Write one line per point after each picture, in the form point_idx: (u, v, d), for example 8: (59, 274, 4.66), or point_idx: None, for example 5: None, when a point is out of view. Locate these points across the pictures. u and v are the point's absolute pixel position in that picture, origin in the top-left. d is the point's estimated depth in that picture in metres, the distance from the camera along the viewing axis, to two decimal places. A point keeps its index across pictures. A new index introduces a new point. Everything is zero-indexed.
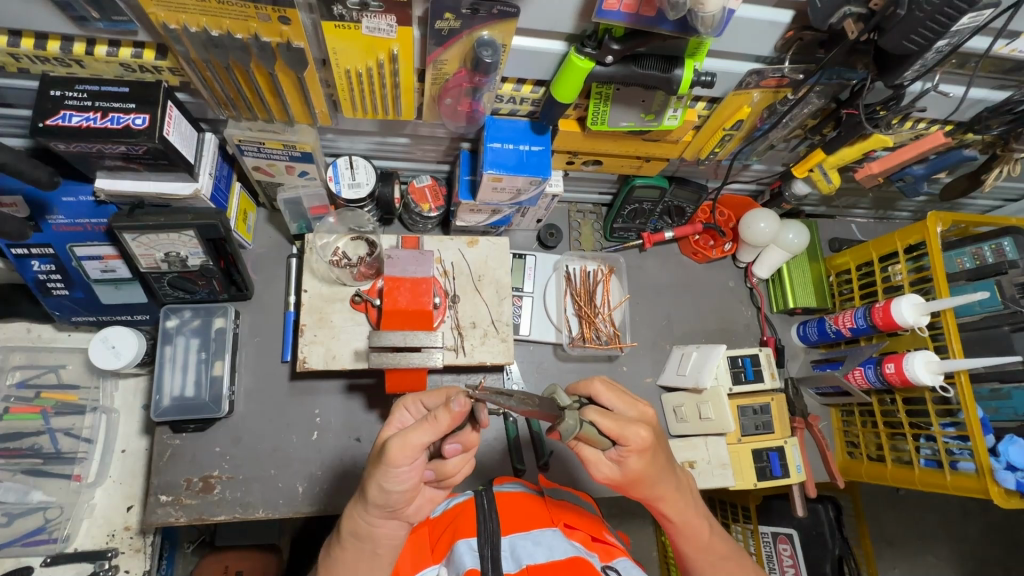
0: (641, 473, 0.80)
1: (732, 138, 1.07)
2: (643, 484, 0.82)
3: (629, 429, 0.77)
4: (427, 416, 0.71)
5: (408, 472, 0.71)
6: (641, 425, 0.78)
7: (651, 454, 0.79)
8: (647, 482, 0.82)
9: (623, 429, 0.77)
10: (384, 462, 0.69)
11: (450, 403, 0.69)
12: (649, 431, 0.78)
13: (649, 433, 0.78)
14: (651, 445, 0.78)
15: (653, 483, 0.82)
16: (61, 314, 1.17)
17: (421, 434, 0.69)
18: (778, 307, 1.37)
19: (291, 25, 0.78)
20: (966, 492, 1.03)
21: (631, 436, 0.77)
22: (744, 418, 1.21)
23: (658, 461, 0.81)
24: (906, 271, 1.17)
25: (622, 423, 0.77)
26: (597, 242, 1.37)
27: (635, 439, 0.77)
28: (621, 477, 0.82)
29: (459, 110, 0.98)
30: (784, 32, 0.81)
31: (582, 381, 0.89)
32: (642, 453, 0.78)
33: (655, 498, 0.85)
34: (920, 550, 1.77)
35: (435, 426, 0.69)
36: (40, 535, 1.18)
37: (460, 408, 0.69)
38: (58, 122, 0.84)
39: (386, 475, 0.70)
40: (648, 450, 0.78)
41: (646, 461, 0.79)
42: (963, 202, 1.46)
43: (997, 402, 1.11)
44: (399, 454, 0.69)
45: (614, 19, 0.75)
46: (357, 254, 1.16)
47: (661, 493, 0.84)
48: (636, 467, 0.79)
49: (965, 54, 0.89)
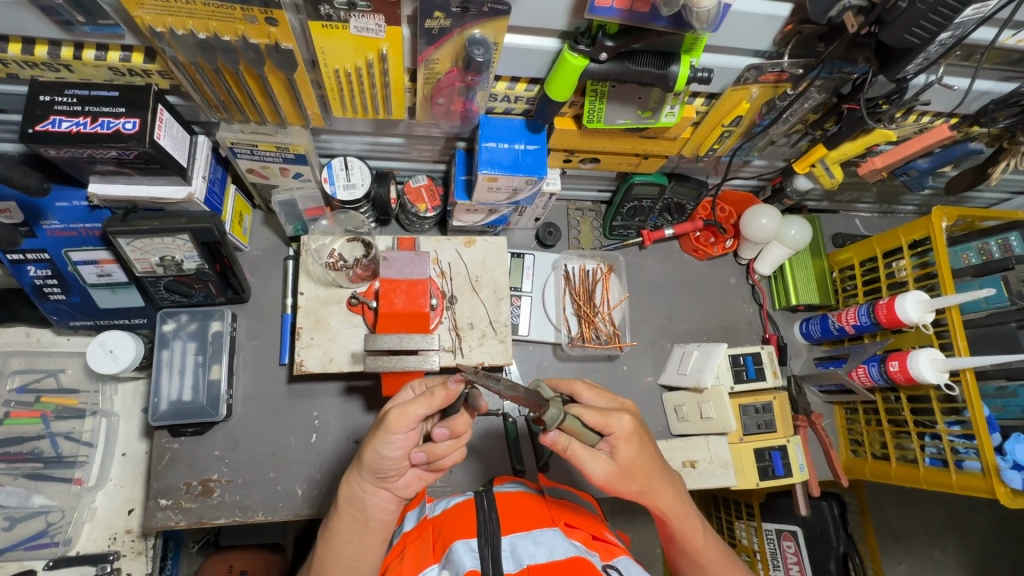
0: (633, 463, 0.81)
1: (731, 134, 1.05)
2: (637, 477, 0.82)
3: (613, 417, 0.80)
4: (423, 392, 0.76)
5: (403, 439, 0.75)
6: (622, 413, 0.82)
7: (638, 441, 0.81)
8: (640, 475, 0.83)
9: (607, 417, 0.80)
10: (384, 428, 0.74)
11: (447, 380, 0.74)
12: (632, 417, 0.81)
13: (632, 419, 0.81)
14: (635, 430, 0.81)
15: (647, 474, 0.83)
16: (59, 319, 1.16)
17: (418, 406, 0.73)
18: (780, 304, 1.36)
19: (279, 27, 0.77)
20: (972, 491, 1.01)
21: (616, 421, 0.80)
22: (745, 417, 1.19)
23: (647, 449, 0.83)
24: (910, 267, 1.14)
25: (605, 413, 0.81)
26: (596, 241, 1.36)
27: (620, 425, 0.80)
28: (616, 473, 0.81)
29: (452, 110, 0.96)
30: (783, 26, 0.79)
31: (565, 380, 0.92)
32: (630, 440, 0.81)
33: (649, 492, 0.84)
34: (926, 545, 1.75)
35: (430, 401, 0.73)
36: (42, 539, 1.19)
37: (458, 387, 0.74)
38: (48, 127, 0.83)
39: (383, 440, 0.74)
40: (635, 436, 0.81)
41: (636, 448, 0.81)
42: (969, 195, 1.44)
43: (1004, 400, 1.08)
44: (396, 423, 0.73)
45: (607, 16, 0.73)
46: (353, 256, 1.14)
47: (655, 485, 0.84)
48: (628, 455, 0.81)
49: (970, 46, 0.86)
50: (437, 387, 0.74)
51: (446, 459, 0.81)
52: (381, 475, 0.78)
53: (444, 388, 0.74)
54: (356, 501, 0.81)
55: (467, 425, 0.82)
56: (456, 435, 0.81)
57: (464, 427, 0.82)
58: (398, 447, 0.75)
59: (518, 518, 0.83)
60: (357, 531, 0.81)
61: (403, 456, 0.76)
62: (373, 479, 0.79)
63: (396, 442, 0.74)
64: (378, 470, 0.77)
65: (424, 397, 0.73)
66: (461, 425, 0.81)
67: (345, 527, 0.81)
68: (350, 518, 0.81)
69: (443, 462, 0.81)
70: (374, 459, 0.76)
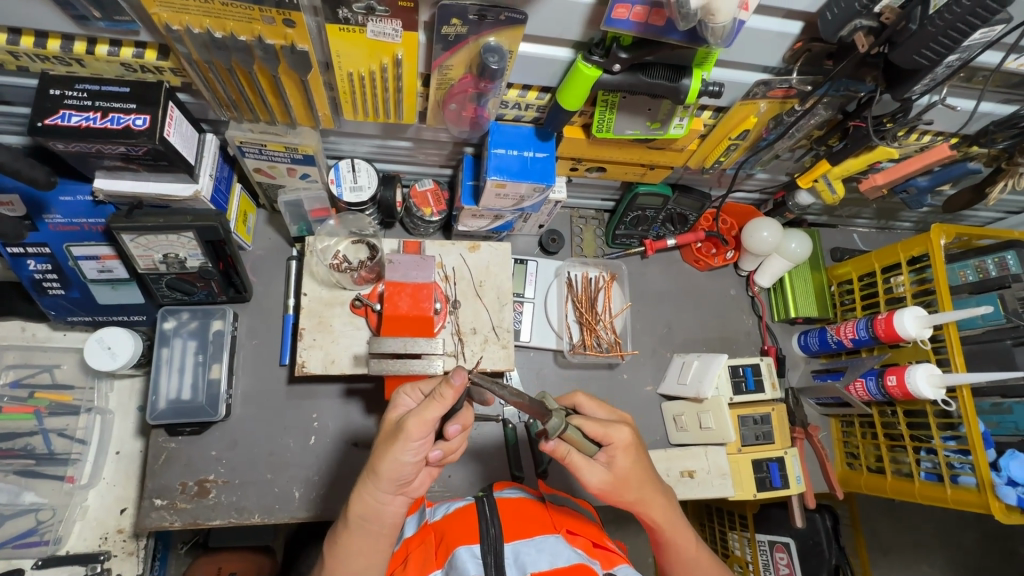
0: (628, 473, 0.82)
1: (737, 147, 1.06)
2: (631, 487, 0.83)
3: (612, 428, 0.82)
4: (432, 394, 0.75)
5: (420, 444, 0.75)
6: (620, 425, 0.83)
7: (636, 452, 0.83)
8: (635, 485, 0.83)
9: (607, 428, 0.81)
10: (403, 437, 0.74)
11: (451, 378, 0.73)
12: (630, 429, 0.83)
13: (631, 431, 0.83)
14: (633, 442, 0.83)
15: (641, 484, 0.84)
16: (57, 314, 1.15)
17: (433, 410, 0.73)
18: (779, 316, 1.37)
19: (296, 28, 0.77)
20: (966, 507, 1.02)
21: (615, 432, 0.81)
22: (744, 428, 1.20)
23: (642, 461, 0.84)
24: (908, 283, 1.16)
25: (605, 424, 0.82)
26: (599, 249, 1.36)
27: (619, 436, 0.82)
28: (611, 482, 0.82)
29: (463, 115, 0.97)
30: (793, 42, 0.81)
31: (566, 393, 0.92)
32: (628, 451, 0.82)
33: (642, 502, 0.85)
34: (915, 559, 1.77)
35: (442, 402, 0.73)
36: (31, 537, 1.17)
37: (463, 381, 0.73)
38: (57, 121, 0.83)
39: (403, 448, 0.74)
40: (633, 447, 0.83)
41: (633, 460, 0.83)
42: (965, 213, 1.46)
43: (998, 416, 1.10)
44: (414, 430, 0.73)
45: (623, 28, 0.74)
46: (358, 258, 1.14)
47: (649, 492, 0.85)
48: (625, 466, 0.82)
49: (975, 68, 0.88)
50: (442, 385, 0.73)
51: (456, 451, 0.83)
52: (401, 482, 0.78)
53: (448, 385, 0.73)
54: (368, 513, 0.79)
55: (472, 416, 0.82)
56: (465, 427, 0.81)
57: (470, 418, 0.82)
58: (416, 452, 0.75)
59: (520, 523, 0.83)
60: (369, 540, 0.80)
61: (421, 459, 0.77)
62: (392, 488, 0.78)
63: (415, 448, 0.75)
64: (397, 478, 0.77)
65: (434, 400, 0.73)
66: (468, 417, 0.81)
67: (357, 539, 0.79)
68: (360, 532, 0.79)
69: (454, 454, 0.84)
70: (394, 468, 0.75)
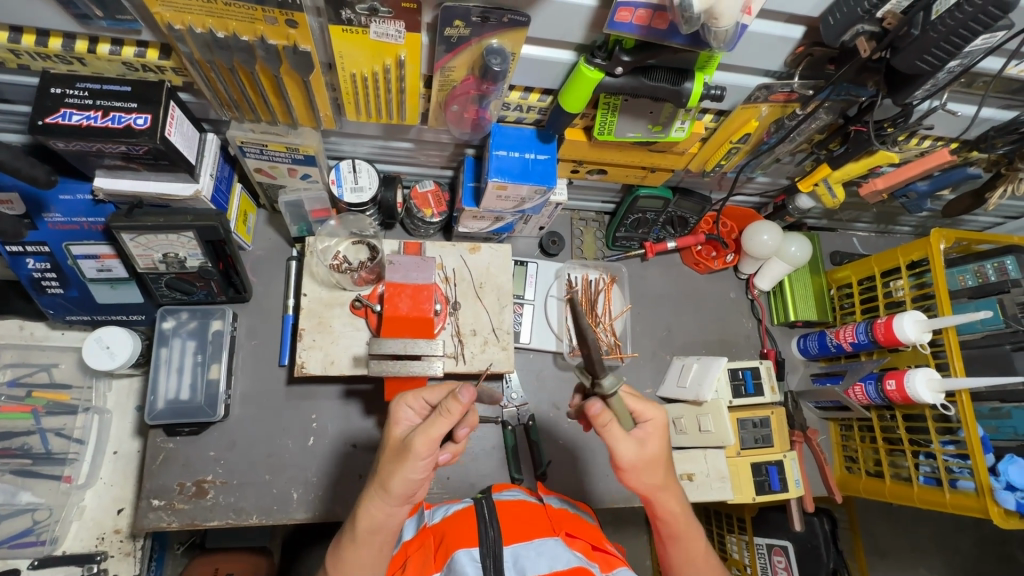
0: (656, 455, 0.83)
1: (738, 151, 1.06)
2: (655, 471, 0.84)
3: (650, 406, 0.85)
4: (438, 409, 0.75)
5: (427, 461, 0.75)
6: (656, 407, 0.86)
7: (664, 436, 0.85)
8: (660, 468, 0.84)
9: (645, 404, 0.84)
10: (410, 457, 0.74)
11: (459, 395, 0.74)
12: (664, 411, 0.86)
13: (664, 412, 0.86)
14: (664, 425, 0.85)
15: (664, 471, 0.85)
16: (55, 313, 1.14)
17: (439, 427, 0.73)
18: (778, 319, 1.37)
19: (299, 29, 0.77)
20: (964, 511, 1.03)
21: (652, 410, 0.84)
22: (743, 431, 1.20)
23: (667, 447, 0.86)
24: (908, 287, 1.16)
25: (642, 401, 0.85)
26: (599, 251, 1.36)
27: (656, 416, 0.84)
28: (639, 461, 0.82)
29: (465, 117, 0.97)
30: (795, 47, 0.81)
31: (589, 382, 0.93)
32: (660, 431, 0.84)
33: (663, 488, 0.85)
34: (912, 564, 1.77)
35: (449, 418, 0.73)
36: (27, 537, 1.16)
37: (469, 398, 0.74)
38: (58, 120, 0.83)
39: (410, 466, 0.74)
40: (663, 430, 0.85)
41: (662, 443, 0.84)
42: (965, 218, 1.47)
43: (997, 421, 1.10)
44: (422, 448, 0.73)
45: (626, 31, 0.74)
46: (358, 258, 1.14)
47: (669, 479, 0.86)
48: (656, 445, 0.84)
49: (976, 74, 0.88)
50: (450, 401, 0.73)
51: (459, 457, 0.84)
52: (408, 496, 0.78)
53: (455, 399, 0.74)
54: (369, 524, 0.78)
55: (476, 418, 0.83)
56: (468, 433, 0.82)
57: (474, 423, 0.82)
58: (423, 468, 0.75)
59: (519, 525, 0.83)
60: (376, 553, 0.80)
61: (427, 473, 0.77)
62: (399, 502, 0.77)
63: (421, 464, 0.75)
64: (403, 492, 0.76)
65: (440, 416, 0.73)
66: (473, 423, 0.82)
67: (364, 554, 0.79)
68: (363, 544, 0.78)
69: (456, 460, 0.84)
70: (402, 485, 0.75)
